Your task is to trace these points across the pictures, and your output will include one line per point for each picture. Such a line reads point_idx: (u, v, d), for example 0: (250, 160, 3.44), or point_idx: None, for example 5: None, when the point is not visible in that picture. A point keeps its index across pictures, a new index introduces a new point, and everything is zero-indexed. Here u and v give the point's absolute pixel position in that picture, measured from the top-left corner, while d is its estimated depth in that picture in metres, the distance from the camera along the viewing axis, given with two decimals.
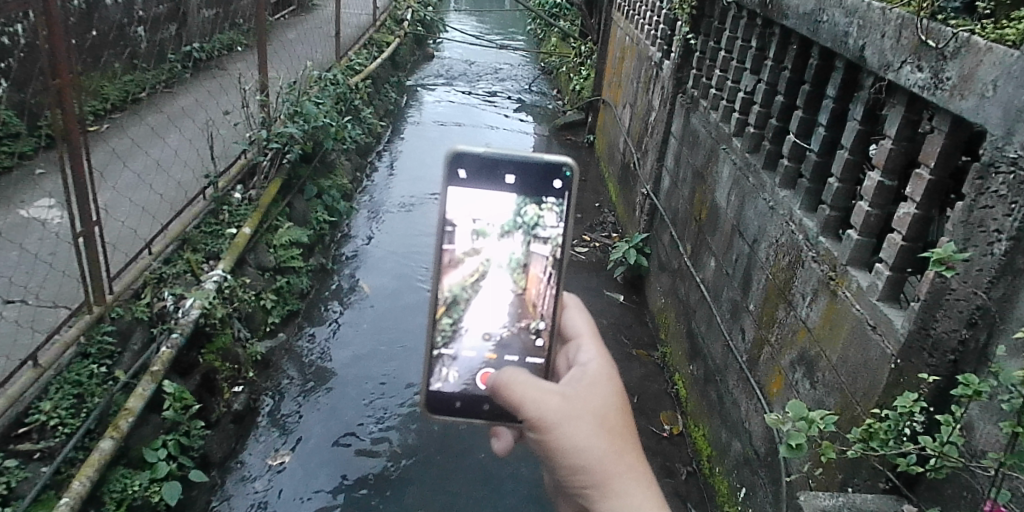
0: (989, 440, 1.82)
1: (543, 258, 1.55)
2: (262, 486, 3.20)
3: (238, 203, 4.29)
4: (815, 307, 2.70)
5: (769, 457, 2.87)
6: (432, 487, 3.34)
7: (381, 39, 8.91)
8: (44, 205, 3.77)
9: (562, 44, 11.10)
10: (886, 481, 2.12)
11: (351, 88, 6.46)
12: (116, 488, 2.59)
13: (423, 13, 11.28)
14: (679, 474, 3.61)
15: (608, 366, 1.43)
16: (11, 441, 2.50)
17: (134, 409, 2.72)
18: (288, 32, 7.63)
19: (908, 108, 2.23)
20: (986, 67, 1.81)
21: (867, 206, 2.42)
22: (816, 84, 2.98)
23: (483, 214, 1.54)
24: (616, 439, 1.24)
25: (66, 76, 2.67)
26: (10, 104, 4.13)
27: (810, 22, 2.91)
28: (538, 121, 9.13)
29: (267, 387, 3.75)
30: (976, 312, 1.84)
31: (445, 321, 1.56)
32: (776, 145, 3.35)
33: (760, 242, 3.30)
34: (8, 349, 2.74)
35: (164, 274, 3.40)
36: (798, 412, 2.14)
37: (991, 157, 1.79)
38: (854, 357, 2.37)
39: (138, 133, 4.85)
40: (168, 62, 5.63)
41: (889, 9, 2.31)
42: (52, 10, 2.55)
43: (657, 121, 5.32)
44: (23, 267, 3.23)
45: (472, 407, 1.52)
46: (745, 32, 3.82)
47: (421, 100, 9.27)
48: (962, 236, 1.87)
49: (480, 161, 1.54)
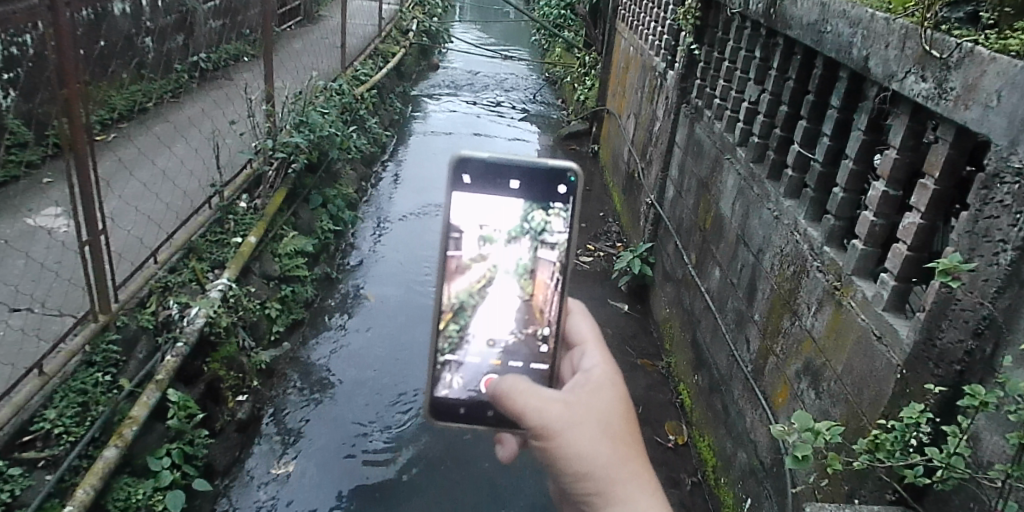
0: (996, 451, 1.81)
1: (550, 264, 1.56)
2: (266, 495, 3.20)
3: (243, 212, 4.32)
4: (819, 317, 2.70)
5: (775, 467, 2.86)
6: (437, 497, 3.32)
7: (386, 50, 8.97)
8: (51, 213, 3.80)
9: (567, 54, 11.16)
10: (893, 493, 2.10)
11: (356, 99, 6.50)
12: (119, 496, 2.59)
13: (428, 24, 11.37)
14: (683, 484, 3.60)
15: (612, 372, 1.43)
16: (15, 449, 2.51)
17: (139, 417, 2.73)
18: (295, 42, 7.70)
19: (912, 118, 2.24)
20: (990, 77, 1.81)
21: (872, 216, 2.41)
22: (821, 94, 2.98)
23: (489, 220, 1.55)
24: (620, 446, 1.24)
25: (74, 86, 2.70)
26: (18, 113, 4.16)
27: (814, 32, 2.92)
28: (543, 131, 9.16)
29: (271, 396, 3.76)
30: (982, 323, 1.83)
31: (451, 328, 1.56)
32: (781, 155, 3.36)
33: (764, 251, 3.30)
34: (14, 357, 2.75)
35: (170, 282, 3.41)
36: (803, 422, 2.13)
37: (996, 167, 1.79)
38: (859, 367, 2.37)
39: (146, 142, 4.89)
40: (175, 72, 5.68)
41: (892, 19, 2.32)
42: (61, 23, 2.58)
43: (661, 130, 5.33)
44: (29, 275, 3.25)
45: (477, 413, 1.53)
46: (750, 43, 3.83)
47: (426, 110, 9.32)
48: (967, 246, 1.87)
49: (485, 166, 1.53)
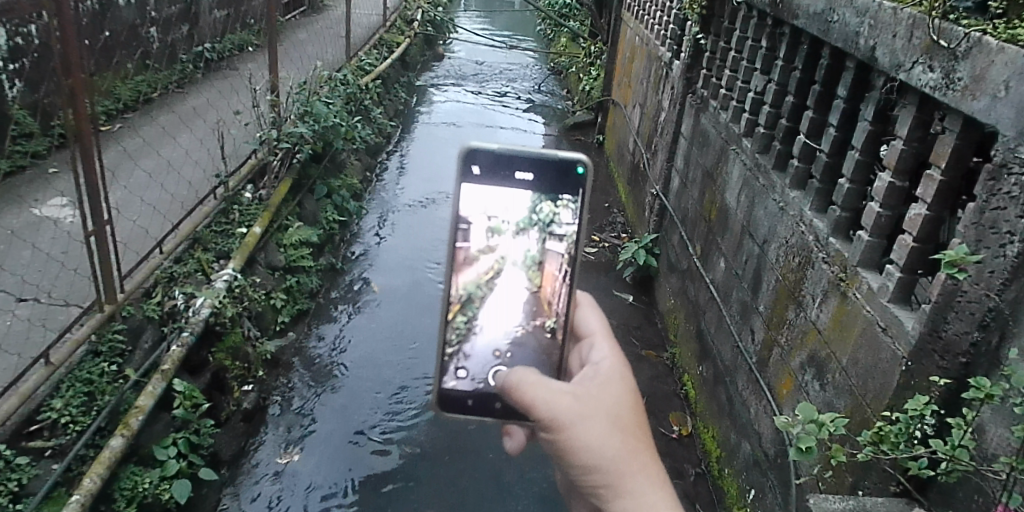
0: (1001, 443, 1.80)
1: (558, 256, 1.56)
2: (271, 484, 3.22)
3: (248, 202, 4.32)
4: (824, 309, 2.69)
5: (779, 459, 2.86)
6: (442, 486, 3.34)
7: (392, 39, 8.94)
8: (57, 203, 3.80)
9: (573, 43, 11.10)
10: (897, 484, 2.09)
11: (361, 89, 6.48)
12: (126, 485, 2.60)
13: (433, 13, 11.34)
14: (688, 475, 3.61)
15: (621, 365, 1.43)
16: (22, 438, 2.53)
17: (145, 407, 2.75)
18: (299, 32, 7.69)
19: (919, 109, 2.22)
20: (998, 67, 1.79)
21: (878, 207, 2.40)
22: (827, 84, 2.96)
23: (498, 211, 1.54)
24: (629, 439, 1.25)
25: (79, 77, 2.69)
26: (23, 104, 4.17)
27: (821, 21, 2.89)
28: (548, 121, 9.13)
29: (276, 386, 3.77)
30: (987, 314, 1.82)
31: (459, 319, 1.56)
32: (786, 146, 3.34)
33: (769, 243, 3.29)
34: (21, 346, 2.77)
35: (175, 273, 3.41)
36: (808, 414, 2.11)
37: (1004, 158, 1.77)
38: (864, 359, 2.36)
39: (151, 132, 4.89)
40: (179, 63, 5.68)
41: (900, 9, 2.29)
42: (65, 13, 2.57)
43: (667, 121, 5.30)
44: (35, 266, 3.26)
45: (484, 405, 1.51)
46: (756, 32, 3.79)
47: (431, 100, 9.30)
48: (974, 238, 1.86)
49: (494, 158, 1.54)
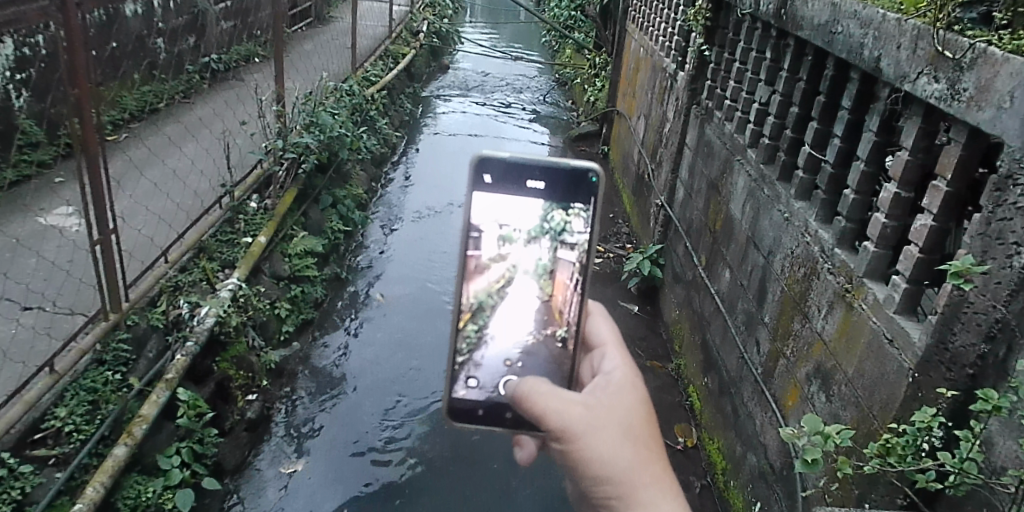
0: (1010, 456, 1.78)
1: (570, 264, 1.55)
2: (273, 493, 3.21)
3: (253, 212, 4.35)
4: (830, 320, 2.67)
5: (785, 470, 2.84)
6: (445, 495, 3.34)
7: (397, 51, 8.98)
8: (63, 213, 3.82)
9: (577, 55, 11.16)
10: (904, 497, 2.07)
11: (367, 100, 6.51)
12: (130, 494, 2.61)
13: (438, 24, 11.40)
14: (693, 488, 3.58)
15: (632, 374, 1.42)
16: (26, 446, 2.53)
17: (149, 416, 2.74)
18: (305, 43, 7.73)
19: (925, 119, 2.21)
20: (1003, 78, 1.78)
21: (884, 218, 2.38)
22: (831, 95, 2.97)
23: (509, 220, 1.53)
24: (640, 449, 1.24)
25: (85, 86, 2.69)
26: (30, 113, 4.21)
27: (824, 33, 2.90)
28: (553, 132, 9.15)
29: (281, 395, 3.76)
30: (995, 325, 1.80)
31: (470, 327, 1.54)
32: (791, 157, 3.34)
33: (774, 254, 3.28)
34: (25, 354, 2.78)
35: (180, 282, 3.44)
36: (813, 425, 2.08)
37: (1009, 169, 1.77)
38: (871, 371, 2.34)
39: (156, 142, 4.92)
40: (185, 73, 5.72)
41: (904, 20, 2.29)
42: (72, 23, 2.59)
43: (671, 131, 5.31)
44: (40, 275, 3.28)
45: (495, 414, 1.51)
46: (760, 45, 3.80)
47: (436, 111, 9.33)
48: (979, 249, 1.85)
49: (506, 166, 1.54)
